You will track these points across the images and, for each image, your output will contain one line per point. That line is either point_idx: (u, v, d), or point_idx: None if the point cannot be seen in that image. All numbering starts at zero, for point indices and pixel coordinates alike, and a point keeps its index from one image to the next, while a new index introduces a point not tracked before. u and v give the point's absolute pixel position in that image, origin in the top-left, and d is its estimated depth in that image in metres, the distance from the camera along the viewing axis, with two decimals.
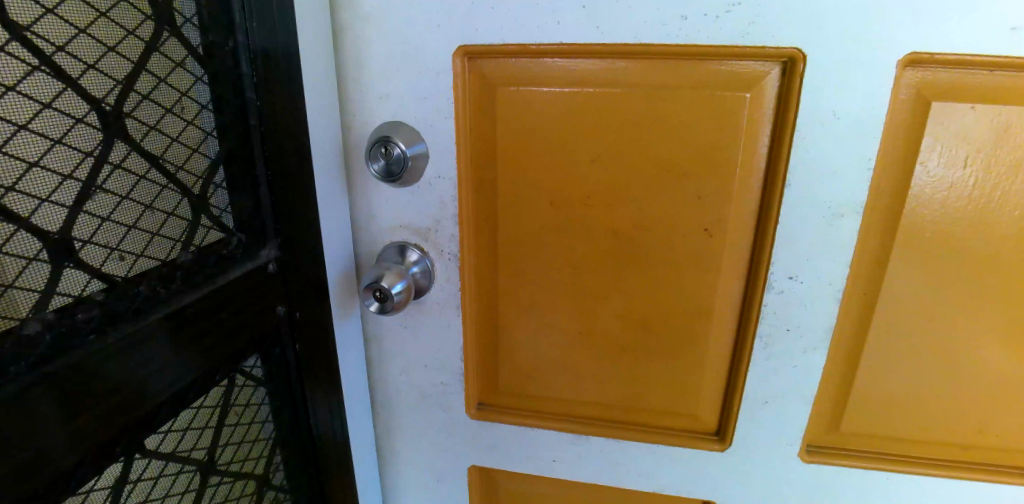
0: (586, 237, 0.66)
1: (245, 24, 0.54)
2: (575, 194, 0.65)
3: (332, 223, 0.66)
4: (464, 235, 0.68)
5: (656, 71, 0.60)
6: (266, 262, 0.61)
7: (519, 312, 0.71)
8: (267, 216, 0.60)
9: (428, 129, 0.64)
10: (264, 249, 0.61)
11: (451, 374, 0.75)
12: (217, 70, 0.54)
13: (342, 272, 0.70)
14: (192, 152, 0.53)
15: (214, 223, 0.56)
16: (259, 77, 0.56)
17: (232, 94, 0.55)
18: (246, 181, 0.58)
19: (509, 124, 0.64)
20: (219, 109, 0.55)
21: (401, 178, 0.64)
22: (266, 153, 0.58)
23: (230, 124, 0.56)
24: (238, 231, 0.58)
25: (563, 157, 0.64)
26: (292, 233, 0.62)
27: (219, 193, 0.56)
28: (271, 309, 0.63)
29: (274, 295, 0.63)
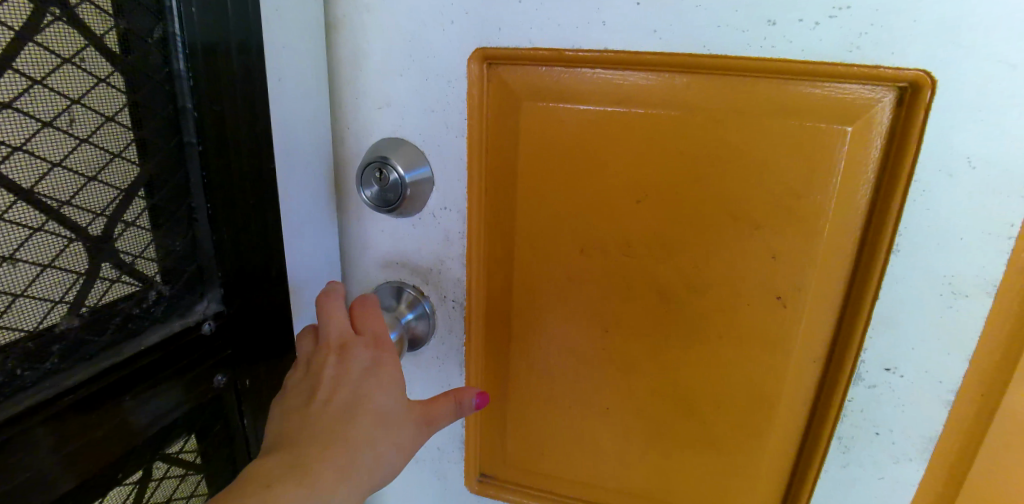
0: (623, 294, 0.53)
1: (183, 10, 0.39)
2: (612, 241, 0.51)
3: (314, 254, 0.55)
4: (473, 280, 0.56)
5: (727, 91, 0.46)
6: (201, 319, 0.47)
7: (535, 376, 0.58)
8: (203, 258, 0.46)
9: (435, 149, 0.52)
10: (198, 301, 0.47)
11: (447, 435, 0.64)
12: (133, 69, 0.39)
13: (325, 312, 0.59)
14: (88, 181, 0.39)
15: (121, 274, 0.42)
16: (193, 77, 0.41)
17: (159, 99, 0.41)
18: (175, 215, 0.44)
19: (534, 149, 0.51)
20: (136, 121, 0.40)
21: (398, 208, 0.53)
22: (204, 181, 0.44)
23: (148, 142, 0.41)
24: (162, 280, 0.44)
25: (599, 194, 0.51)
26: (244, 278, 0.48)
27: (133, 233, 0.42)
28: (207, 378, 0.48)
29: (214, 357, 0.48)
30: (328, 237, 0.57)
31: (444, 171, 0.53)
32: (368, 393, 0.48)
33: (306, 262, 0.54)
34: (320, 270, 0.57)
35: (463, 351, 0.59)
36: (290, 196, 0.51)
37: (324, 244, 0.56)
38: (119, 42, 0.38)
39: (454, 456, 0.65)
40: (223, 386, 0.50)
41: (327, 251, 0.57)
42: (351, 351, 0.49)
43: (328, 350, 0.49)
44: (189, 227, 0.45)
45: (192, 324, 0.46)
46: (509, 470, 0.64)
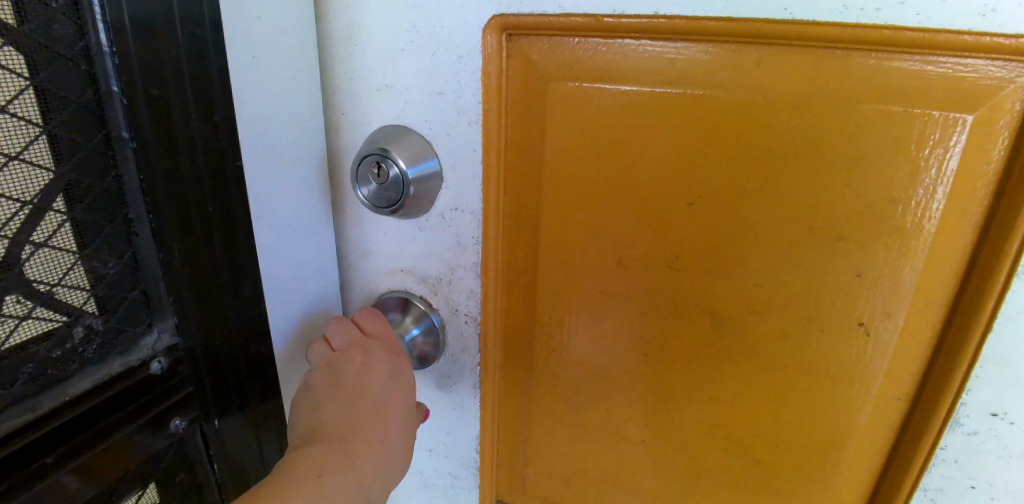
0: (669, 315, 0.44)
1: None
2: (658, 252, 0.43)
3: (305, 260, 0.48)
4: (488, 293, 0.47)
5: (814, 69, 0.37)
6: (149, 356, 0.38)
7: (561, 401, 0.50)
8: (147, 280, 0.38)
9: (443, 139, 0.44)
10: (144, 333, 0.38)
11: (460, 463, 0.56)
12: (35, 42, 0.30)
13: (317, 326, 0.51)
14: None
15: (34, 305, 0.33)
16: (116, 53, 0.33)
17: (72, 82, 0.32)
18: (106, 228, 0.35)
19: (565, 141, 0.42)
20: (42, 112, 0.31)
21: (401, 209, 0.44)
22: (143, 184, 0.36)
23: (59, 139, 0.32)
24: (94, 309, 0.36)
25: (643, 195, 0.42)
26: (211, 293, 0.40)
27: (45, 256, 0.33)
28: (164, 422, 0.40)
29: (171, 397, 0.40)
30: (323, 240, 0.49)
31: (456, 165, 0.45)
32: (388, 407, 0.43)
33: (288, 270, 0.46)
34: (311, 278, 0.49)
35: (477, 372, 0.51)
36: (275, 193, 0.43)
37: (317, 248, 0.49)
38: (10, 6, 0.29)
39: (468, 486, 0.56)
40: (181, 432, 0.41)
41: (323, 256, 0.50)
42: (375, 353, 0.45)
43: (348, 355, 0.44)
44: (127, 244, 0.37)
45: (134, 364, 0.38)
46: None
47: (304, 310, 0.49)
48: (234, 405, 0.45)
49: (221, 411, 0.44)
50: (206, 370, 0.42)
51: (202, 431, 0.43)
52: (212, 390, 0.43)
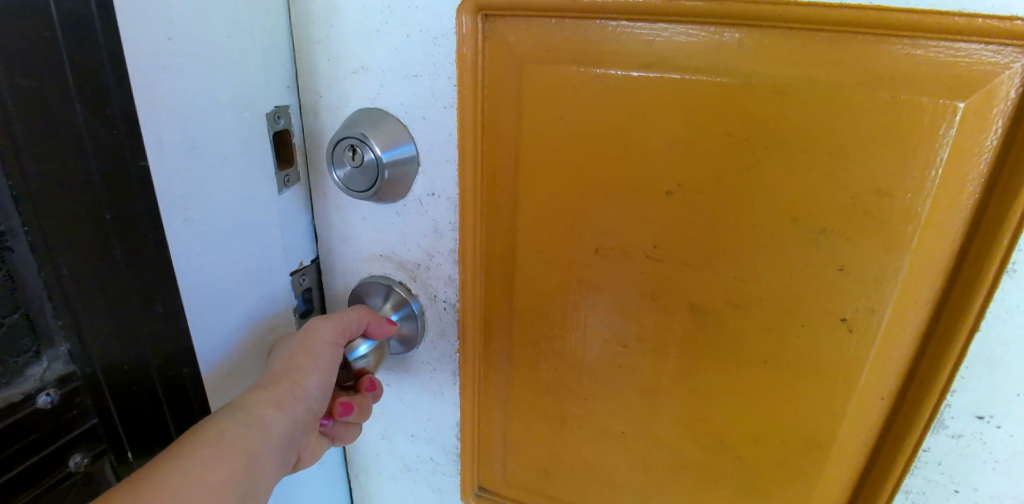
0: (648, 307, 0.44)
1: None
2: (637, 242, 0.42)
3: (248, 262, 0.45)
4: (466, 280, 0.47)
5: (796, 55, 0.35)
6: (37, 388, 0.35)
7: (540, 390, 0.50)
8: (30, 302, 0.34)
9: (419, 123, 0.43)
10: (30, 364, 0.35)
11: (441, 449, 0.55)
12: None
13: (261, 334, 0.48)
14: None
15: None
16: None
17: None
18: None
19: (542, 126, 0.41)
20: None
21: (378, 193, 0.44)
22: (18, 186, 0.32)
23: None
24: None
25: (622, 184, 0.41)
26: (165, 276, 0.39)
27: None
28: (63, 455, 0.37)
29: (70, 429, 0.37)
30: (269, 240, 0.47)
31: (432, 150, 0.44)
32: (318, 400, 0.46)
33: (226, 274, 0.43)
34: (257, 281, 0.46)
35: (457, 360, 0.51)
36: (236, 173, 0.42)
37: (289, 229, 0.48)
38: None
39: (449, 471, 0.56)
40: (84, 469, 0.38)
41: (269, 258, 0.47)
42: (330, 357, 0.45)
43: (302, 353, 0.44)
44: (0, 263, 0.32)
45: (17, 400, 0.34)
46: (511, 495, 0.55)
47: (247, 316, 0.46)
48: (148, 434, 0.41)
49: (135, 440, 0.40)
50: (112, 399, 0.38)
51: (112, 464, 0.39)
52: (121, 420, 0.39)
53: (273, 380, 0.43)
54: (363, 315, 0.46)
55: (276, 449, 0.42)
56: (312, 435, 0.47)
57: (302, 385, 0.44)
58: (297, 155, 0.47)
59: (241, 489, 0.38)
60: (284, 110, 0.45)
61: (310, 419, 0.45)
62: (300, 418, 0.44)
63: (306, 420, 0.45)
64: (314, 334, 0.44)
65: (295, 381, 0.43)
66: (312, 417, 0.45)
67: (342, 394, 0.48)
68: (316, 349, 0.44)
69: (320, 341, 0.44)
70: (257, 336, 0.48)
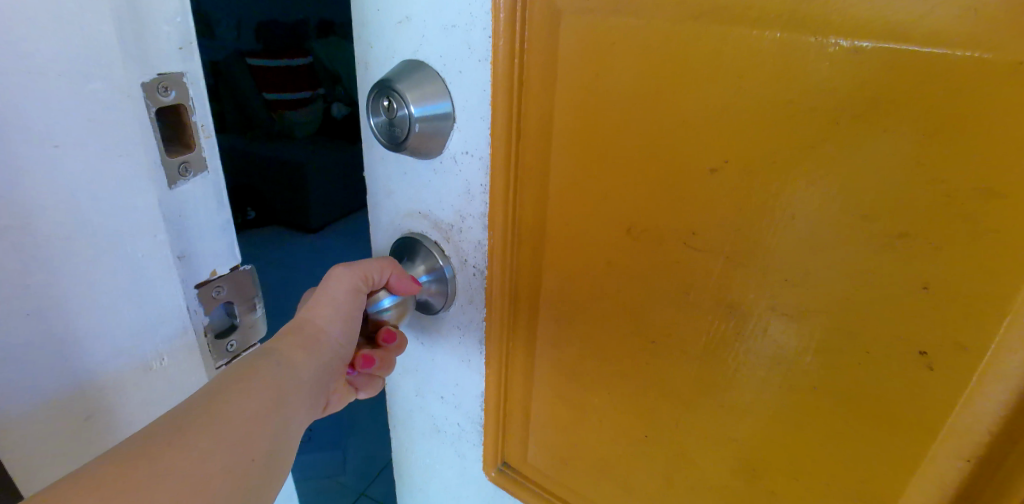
0: (683, 303, 0.38)
1: None
2: (674, 227, 0.37)
3: (110, 277, 0.40)
4: (494, 245, 0.45)
5: (887, 6, 0.27)
6: None
7: (564, 374, 0.47)
8: None
9: (456, 78, 0.42)
10: None
11: (467, 417, 0.54)
12: None
13: (131, 361, 0.44)
14: None
15: None
16: None
17: None
18: None
19: (576, 87, 0.37)
20: None
21: (410, 148, 0.43)
22: None
23: None
24: None
25: (658, 157, 0.36)
26: None
27: None
28: None
29: None
30: (150, 254, 0.42)
31: (469, 106, 0.42)
32: (343, 349, 0.47)
33: (72, 287, 0.39)
34: (125, 297, 0.41)
35: (484, 328, 0.49)
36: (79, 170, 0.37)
37: (195, 228, 0.43)
38: None
39: (474, 441, 0.55)
40: None
41: (148, 272, 0.42)
42: (352, 306, 0.47)
43: (326, 299, 0.46)
44: None
45: None
46: (532, 478, 0.53)
47: (109, 334, 0.42)
48: None
49: None
50: None
51: None
52: None
53: (298, 326, 0.45)
54: (384, 264, 0.46)
55: (306, 392, 0.43)
56: (333, 389, 0.48)
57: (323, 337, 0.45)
58: (198, 139, 0.42)
59: (270, 426, 0.39)
60: (175, 82, 0.39)
61: (338, 366, 0.47)
62: (327, 364, 0.45)
63: (334, 366, 0.46)
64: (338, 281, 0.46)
65: (325, 325, 0.46)
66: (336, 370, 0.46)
67: (366, 346, 0.50)
68: (339, 296, 0.46)
69: (340, 289, 0.46)
70: (123, 363, 0.44)
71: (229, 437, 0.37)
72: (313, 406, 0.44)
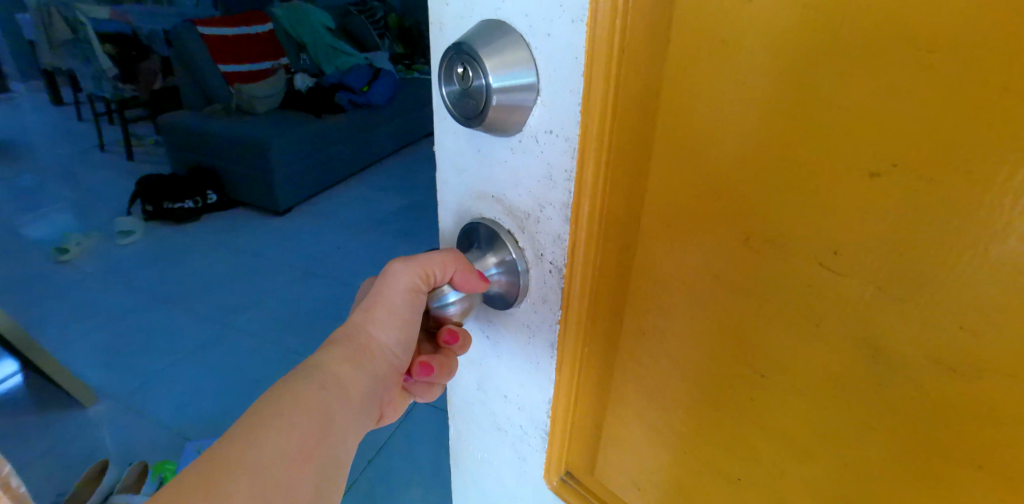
0: (808, 334, 0.31)
1: None
2: (805, 241, 0.29)
3: None
4: (581, 240, 0.38)
5: None
6: None
7: (646, 391, 0.41)
8: None
9: (543, 41, 0.35)
10: None
11: (530, 420, 0.50)
12: None
13: None
14: None
15: None
16: None
17: None
18: None
19: (691, 58, 0.31)
20: None
21: (485, 123, 0.37)
22: None
23: None
24: None
25: (791, 153, 0.28)
26: None
27: None
28: None
29: None
30: None
31: (556, 76, 0.35)
32: (397, 359, 0.44)
33: None
34: None
35: (558, 330, 0.43)
36: None
37: None
38: None
39: (536, 446, 0.50)
40: None
41: None
42: (408, 311, 0.42)
43: (381, 301, 0.42)
44: None
45: None
46: (597, 493, 0.48)
47: None
48: None
49: None
50: None
51: None
52: None
53: (350, 335, 0.42)
54: (448, 261, 0.40)
55: (357, 412, 0.41)
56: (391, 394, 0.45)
57: (379, 341, 0.42)
58: None
59: (318, 456, 0.38)
60: None
61: (392, 376, 0.44)
62: (380, 378, 0.43)
63: (388, 377, 0.43)
64: (398, 279, 0.42)
65: (378, 335, 0.42)
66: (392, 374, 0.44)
67: (424, 350, 0.46)
68: (399, 296, 0.42)
69: (399, 289, 0.42)
70: None
71: (279, 467, 0.35)
72: (365, 422, 0.42)
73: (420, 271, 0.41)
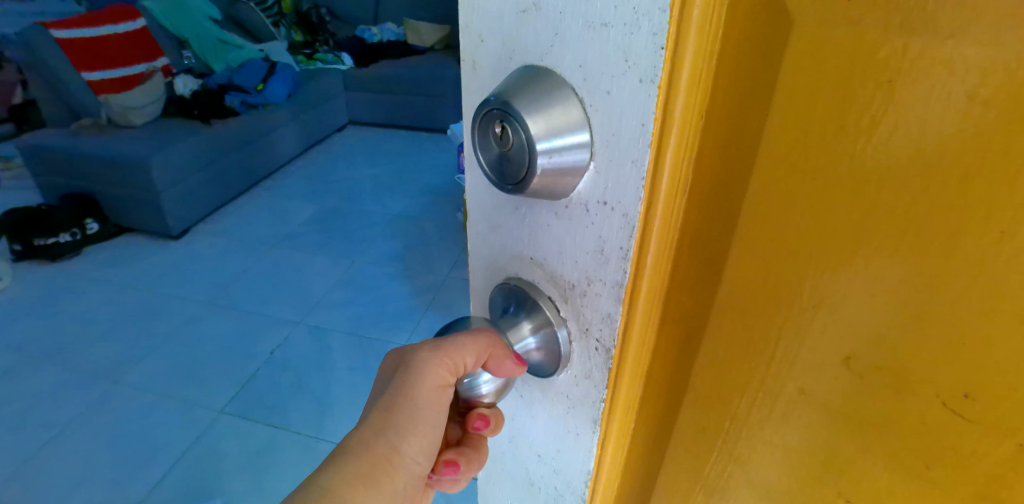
0: (917, 471, 0.27)
1: None
2: (923, 377, 0.24)
3: None
4: (634, 321, 0.33)
5: None
6: None
7: (707, 478, 0.36)
8: None
9: (599, 98, 0.29)
10: None
11: (568, 487, 0.44)
12: None
13: None
14: None
15: None
16: None
17: None
18: None
19: (791, 141, 0.25)
20: None
21: (528, 189, 0.31)
22: None
23: None
24: None
25: (918, 269, 0.23)
26: None
27: None
28: None
29: None
30: None
31: (615, 139, 0.29)
32: (416, 464, 0.42)
33: None
34: None
35: (601, 409, 0.37)
36: None
37: None
38: None
39: None
40: None
41: None
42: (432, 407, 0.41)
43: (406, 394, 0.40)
44: None
45: None
46: None
47: None
48: None
49: None
50: None
51: None
52: None
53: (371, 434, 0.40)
54: (481, 348, 0.37)
55: None
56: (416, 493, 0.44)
57: (401, 432, 0.40)
58: None
59: None
60: None
61: (413, 479, 0.42)
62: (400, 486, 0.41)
63: (408, 481, 0.42)
64: (427, 370, 0.39)
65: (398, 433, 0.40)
66: (416, 475, 0.42)
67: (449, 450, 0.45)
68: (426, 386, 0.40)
69: (426, 381, 0.40)
70: None
71: None
72: None
73: (448, 361, 0.39)
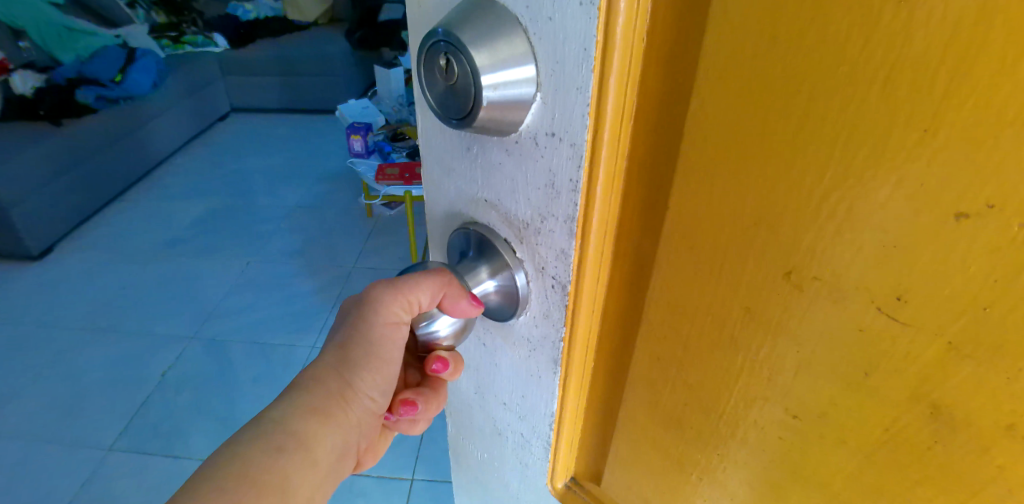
0: (852, 383, 0.28)
1: None
2: (855, 288, 0.25)
3: None
4: (587, 255, 0.34)
5: None
6: None
7: (663, 410, 0.38)
8: None
9: (544, 27, 0.28)
10: None
11: (532, 431, 0.45)
12: None
13: None
14: None
15: None
16: None
17: None
18: None
19: (727, 63, 0.25)
20: None
21: (476, 125, 0.31)
22: None
23: None
24: None
25: (850, 180, 0.24)
26: None
27: None
28: None
29: None
30: None
31: (560, 69, 0.29)
32: (376, 391, 0.45)
33: None
34: None
35: (561, 349, 0.38)
36: None
37: None
38: None
39: (539, 456, 0.46)
40: None
41: None
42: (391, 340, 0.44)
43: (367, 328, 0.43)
44: None
45: None
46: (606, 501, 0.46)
47: None
48: None
49: None
50: None
51: None
52: None
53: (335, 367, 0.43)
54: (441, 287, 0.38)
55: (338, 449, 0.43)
56: (374, 427, 0.48)
57: (362, 365, 0.43)
58: None
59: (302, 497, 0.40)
60: None
61: (373, 404, 0.46)
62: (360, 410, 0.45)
63: (368, 406, 0.45)
64: (385, 306, 0.42)
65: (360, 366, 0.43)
66: (373, 404, 0.45)
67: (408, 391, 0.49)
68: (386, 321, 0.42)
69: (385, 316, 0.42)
70: None
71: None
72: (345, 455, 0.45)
73: (405, 298, 0.41)
